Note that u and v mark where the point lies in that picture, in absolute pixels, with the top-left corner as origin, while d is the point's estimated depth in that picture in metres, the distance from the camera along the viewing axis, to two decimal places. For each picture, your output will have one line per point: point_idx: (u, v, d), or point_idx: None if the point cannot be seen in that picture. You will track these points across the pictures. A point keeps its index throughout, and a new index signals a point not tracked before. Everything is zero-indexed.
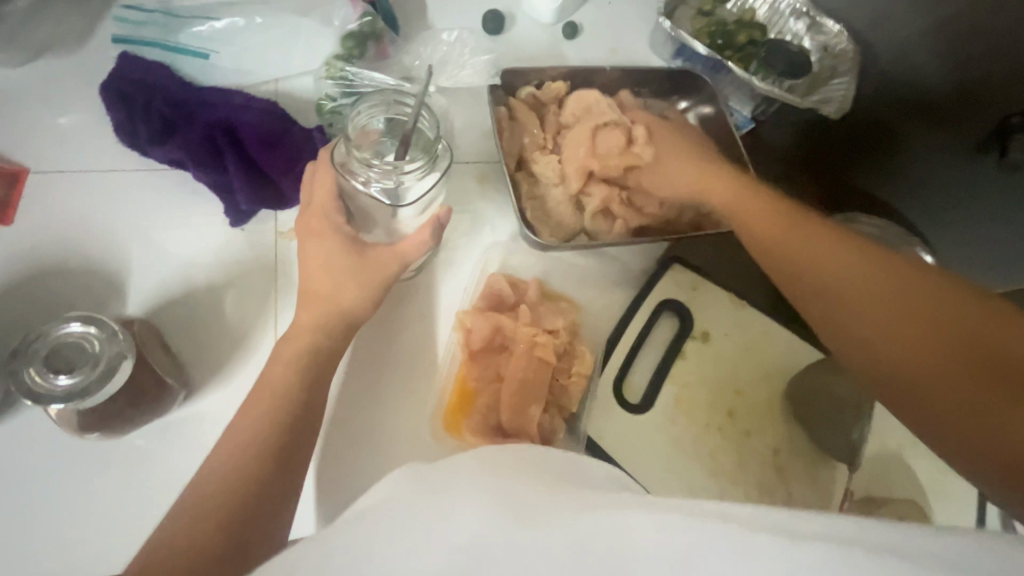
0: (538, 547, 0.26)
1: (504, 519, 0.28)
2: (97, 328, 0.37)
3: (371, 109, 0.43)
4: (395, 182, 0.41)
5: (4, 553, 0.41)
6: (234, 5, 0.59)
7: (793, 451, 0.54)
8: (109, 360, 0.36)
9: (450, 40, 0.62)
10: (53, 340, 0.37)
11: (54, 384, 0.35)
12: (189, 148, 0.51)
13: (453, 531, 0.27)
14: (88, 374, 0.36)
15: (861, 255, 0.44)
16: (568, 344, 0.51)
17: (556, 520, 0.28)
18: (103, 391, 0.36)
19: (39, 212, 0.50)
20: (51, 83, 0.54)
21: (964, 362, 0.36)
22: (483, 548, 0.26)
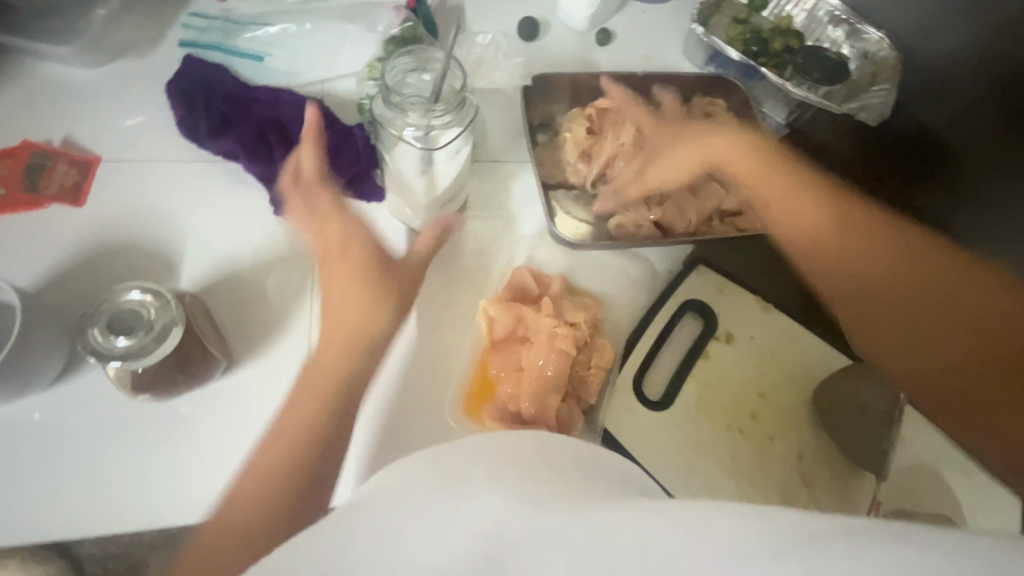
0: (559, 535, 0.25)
1: (520, 503, 0.28)
2: (153, 296, 0.41)
3: (404, 63, 0.47)
4: (427, 127, 0.45)
5: (65, 501, 0.45)
6: (289, 14, 0.64)
7: (819, 461, 0.52)
8: (163, 324, 0.40)
9: (485, 42, 0.66)
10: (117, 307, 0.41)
11: (115, 345, 0.39)
12: (242, 141, 0.55)
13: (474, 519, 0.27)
14: (144, 337, 0.40)
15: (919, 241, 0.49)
16: (588, 337, 0.51)
17: (570, 505, 0.28)
18: (156, 353, 0.40)
19: (108, 196, 0.55)
20: (124, 82, 0.60)
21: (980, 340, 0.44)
22: (507, 534, 0.26)
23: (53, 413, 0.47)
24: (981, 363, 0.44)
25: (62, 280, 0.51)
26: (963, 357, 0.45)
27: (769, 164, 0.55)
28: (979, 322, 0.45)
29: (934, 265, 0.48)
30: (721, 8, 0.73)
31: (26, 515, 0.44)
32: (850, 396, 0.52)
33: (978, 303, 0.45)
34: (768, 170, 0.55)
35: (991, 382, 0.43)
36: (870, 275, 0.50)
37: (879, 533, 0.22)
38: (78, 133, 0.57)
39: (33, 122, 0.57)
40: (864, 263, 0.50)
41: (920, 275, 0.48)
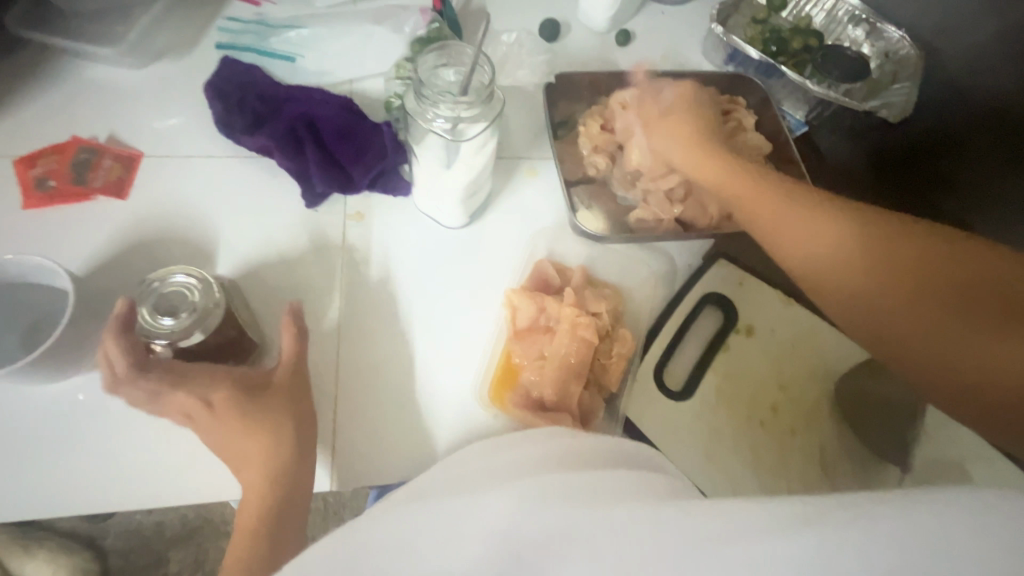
0: (583, 532, 0.29)
1: (538, 502, 0.32)
2: (197, 280, 0.43)
3: (435, 58, 0.49)
4: (454, 120, 0.47)
5: (109, 475, 0.47)
6: (320, 17, 0.67)
7: (841, 453, 0.52)
8: (205, 308, 0.42)
9: (510, 41, 0.68)
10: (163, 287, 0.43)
11: (161, 324, 0.42)
12: (275, 137, 0.57)
13: (493, 524, 0.30)
14: (188, 320, 0.42)
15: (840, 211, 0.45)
16: (609, 326, 0.52)
17: (598, 507, 0.30)
18: (200, 333, 0.42)
19: (149, 189, 0.57)
20: (165, 82, 0.63)
21: (957, 299, 0.39)
22: (527, 532, 0.29)
23: (96, 395, 0.49)
24: (937, 310, 0.39)
25: (106, 268, 0.53)
26: (952, 320, 0.38)
27: (716, 156, 0.53)
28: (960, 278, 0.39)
29: (888, 234, 0.43)
30: (741, 8, 0.74)
31: (74, 488, 0.47)
32: (872, 389, 0.54)
33: (947, 259, 0.40)
34: (714, 168, 0.53)
35: (983, 339, 0.37)
36: (835, 248, 0.44)
37: (894, 516, 0.24)
38: (122, 130, 0.60)
39: (79, 119, 0.60)
40: (825, 237, 0.44)
41: (865, 244, 0.43)
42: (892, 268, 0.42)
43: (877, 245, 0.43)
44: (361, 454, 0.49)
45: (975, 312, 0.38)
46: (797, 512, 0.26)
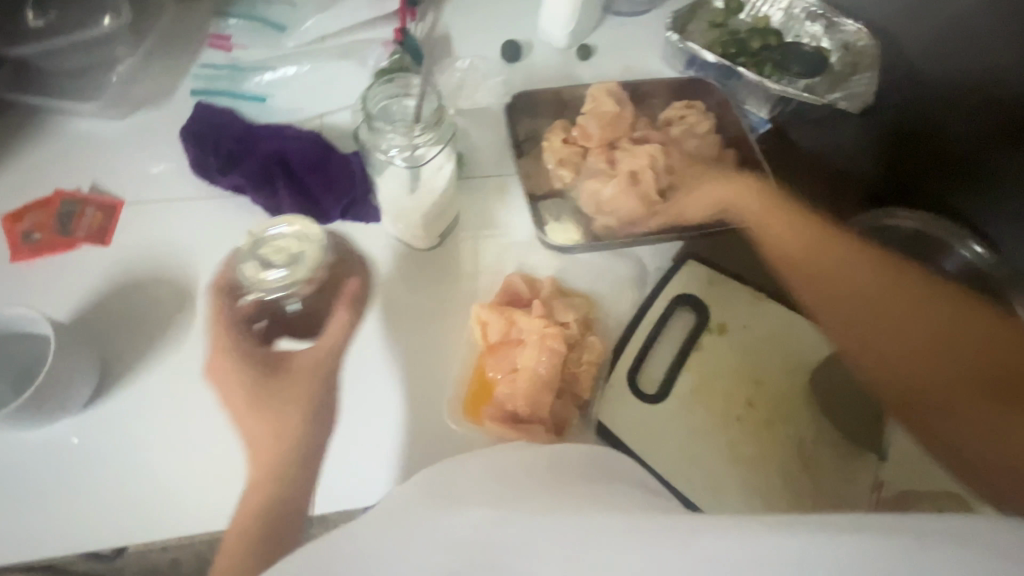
0: (549, 531, 0.29)
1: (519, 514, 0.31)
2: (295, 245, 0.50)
3: (383, 91, 0.51)
4: (411, 148, 0.49)
5: (96, 513, 0.48)
6: (289, 58, 0.70)
7: (821, 444, 0.52)
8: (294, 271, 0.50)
9: (464, 67, 0.71)
10: (258, 244, 0.51)
11: (267, 278, 0.49)
12: (248, 176, 0.60)
13: (462, 527, 0.30)
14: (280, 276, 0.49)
15: (877, 269, 0.54)
16: (578, 335, 0.53)
17: (570, 515, 0.31)
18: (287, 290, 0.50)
19: (131, 234, 0.60)
20: (142, 130, 0.66)
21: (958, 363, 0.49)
22: (494, 537, 0.29)
23: (88, 437, 0.51)
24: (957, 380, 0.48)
25: (92, 313, 0.56)
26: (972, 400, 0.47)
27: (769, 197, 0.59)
28: (963, 349, 0.50)
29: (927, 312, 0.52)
30: (698, 14, 0.76)
31: (63, 528, 0.48)
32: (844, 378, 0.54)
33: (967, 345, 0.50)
34: (768, 207, 0.58)
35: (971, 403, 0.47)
36: (866, 301, 0.53)
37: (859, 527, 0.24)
38: (104, 179, 0.63)
39: (63, 172, 0.63)
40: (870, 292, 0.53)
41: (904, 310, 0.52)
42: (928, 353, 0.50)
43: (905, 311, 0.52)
44: (341, 477, 0.50)
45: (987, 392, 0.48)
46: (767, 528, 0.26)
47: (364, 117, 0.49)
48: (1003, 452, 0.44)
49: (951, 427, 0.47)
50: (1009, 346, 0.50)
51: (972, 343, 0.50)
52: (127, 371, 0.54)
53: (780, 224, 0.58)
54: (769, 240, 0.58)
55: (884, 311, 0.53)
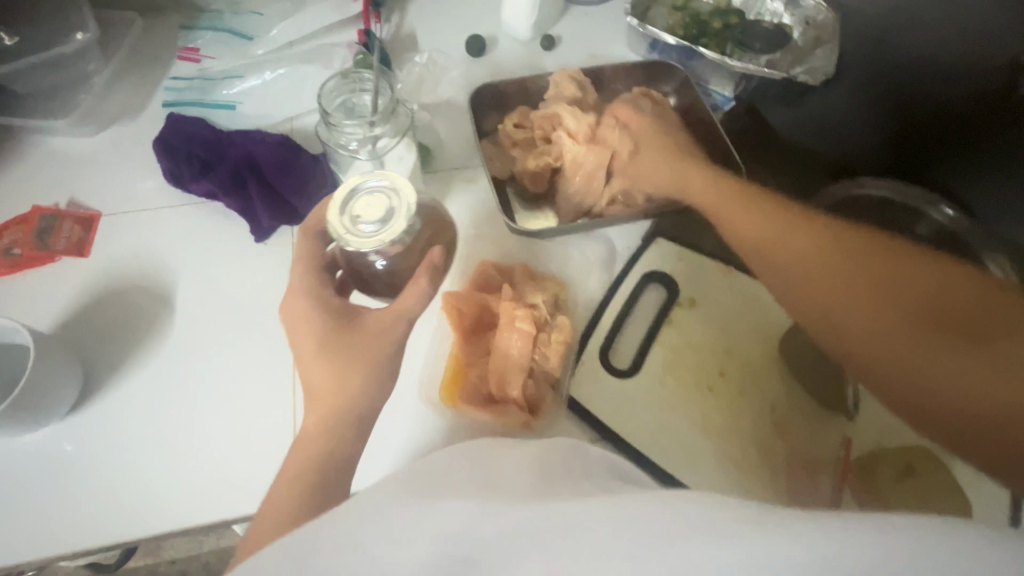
0: (530, 520, 0.26)
1: (498, 506, 0.27)
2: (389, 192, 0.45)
3: (340, 89, 0.52)
4: (373, 142, 0.50)
5: (88, 515, 0.50)
6: (258, 66, 0.71)
7: (792, 407, 0.53)
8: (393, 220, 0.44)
9: (423, 61, 0.72)
10: (358, 193, 0.45)
11: (365, 230, 0.44)
12: (219, 181, 0.61)
13: (446, 520, 0.27)
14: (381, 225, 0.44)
15: (829, 235, 0.48)
16: (548, 316, 0.54)
17: (555, 498, 0.28)
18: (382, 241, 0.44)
19: (109, 245, 0.61)
20: (117, 144, 0.67)
21: (928, 320, 0.42)
22: (481, 533, 0.26)
23: (78, 442, 0.53)
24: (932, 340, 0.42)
25: (75, 323, 0.57)
26: (956, 360, 0.40)
27: (705, 177, 0.56)
28: (933, 302, 0.43)
29: (890, 267, 0.45)
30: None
31: (55, 530, 0.50)
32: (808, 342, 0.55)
33: (948, 296, 0.43)
34: (702, 187, 0.56)
35: (947, 364, 0.40)
36: (816, 273, 0.47)
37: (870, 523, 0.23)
38: (82, 194, 0.64)
39: (41, 188, 0.64)
40: (818, 257, 0.47)
41: (862, 269, 0.46)
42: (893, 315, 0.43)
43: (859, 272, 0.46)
44: None
45: (969, 347, 0.40)
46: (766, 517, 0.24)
47: (323, 113, 0.51)
48: (972, 405, 0.39)
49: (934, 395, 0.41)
50: (989, 297, 0.42)
51: (947, 292, 0.43)
52: (112, 378, 0.55)
53: (718, 196, 0.54)
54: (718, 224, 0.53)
55: (837, 280, 0.46)
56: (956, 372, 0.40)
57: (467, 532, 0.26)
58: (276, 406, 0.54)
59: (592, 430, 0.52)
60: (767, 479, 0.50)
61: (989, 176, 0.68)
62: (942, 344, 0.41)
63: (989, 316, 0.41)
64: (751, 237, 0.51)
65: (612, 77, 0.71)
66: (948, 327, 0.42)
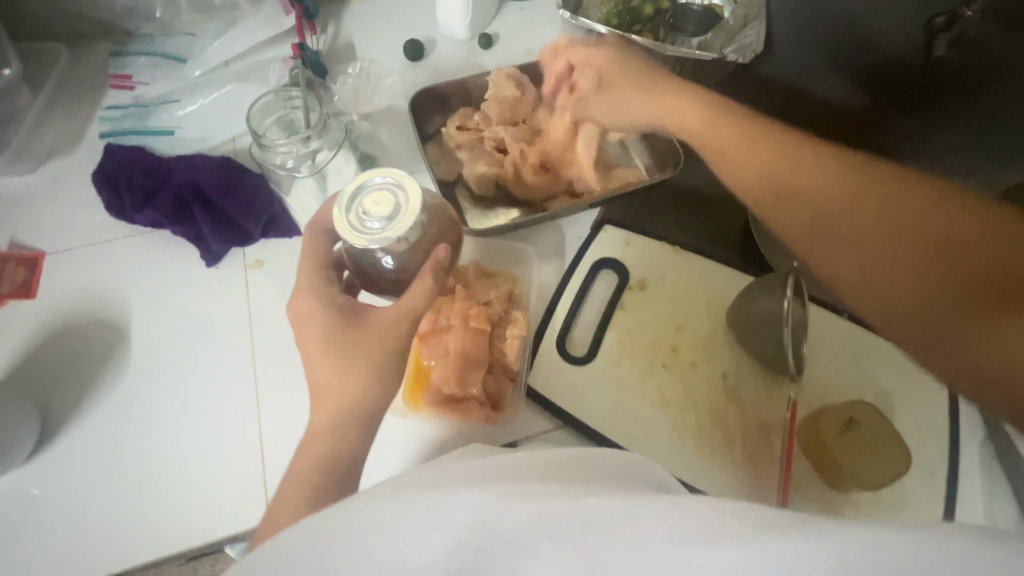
0: (523, 506, 0.27)
1: (503, 497, 0.28)
2: (394, 195, 0.45)
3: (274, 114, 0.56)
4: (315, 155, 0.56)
5: (62, 555, 0.50)
6: (193, 87, 0.70)
7: (742, 375, 0.56)
8: (397, 227, 0.44)
9: (356, 72, 0.72)
10: (363, 191, 0.45)
11: (371, 226, 0.44)
12: (163, 210, 0.60)
13: (457, 512, 0.27)
14: (384, 232, 0.44)
15: (847, 172, 0.45)
16: (502, 311, 0.55)
17: (558, 493, 0.29)
18: (381, 242, 0.44)
19: (57, 283, 0.60)
20: (55, 179, 0.66)
21: (951, 276, 0.40)
22: (498, 525, 0.26)
23: (45, 485, 0.53)
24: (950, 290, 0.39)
25: (29, 365, 0.56)
26: (971, 314, 0.38)
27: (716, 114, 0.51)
28: (962, 255, 0.40)
29: (912, 208, 0.42)
30: None
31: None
32: (748, 311, 0.54)
33: (972, 243, 0.40)
34: (700, 119, 0.52)
35: (978, 330, 0.37)
36: (834, 214, 0.44)
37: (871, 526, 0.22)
38: (23, 234, 0.63)
39: None
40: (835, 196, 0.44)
41: (881, 211, 0.43)
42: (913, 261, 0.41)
43: (883, 220, 0.43)
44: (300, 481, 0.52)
45: (984, 302, 0.38)
46: (745, 515, 0.25)
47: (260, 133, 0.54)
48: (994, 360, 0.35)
49: (948, 346, 0.39)
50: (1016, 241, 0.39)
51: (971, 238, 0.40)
52: (73, 417, 0.55)
53: (721, 134, 0.50)
54: (725, 174, 0.50)
55: (853, 230, 0.44)
56: (972, 327, 0.38)
57: (473, 530, 0.26)
58: (245, 427, 0.55)
59: (553, 417, 0.54)
60: (722, 446, 0.53)
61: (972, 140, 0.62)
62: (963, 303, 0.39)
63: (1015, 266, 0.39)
64: (765, 170, 0.47)
65: None
66: (969, 275, 0.39)
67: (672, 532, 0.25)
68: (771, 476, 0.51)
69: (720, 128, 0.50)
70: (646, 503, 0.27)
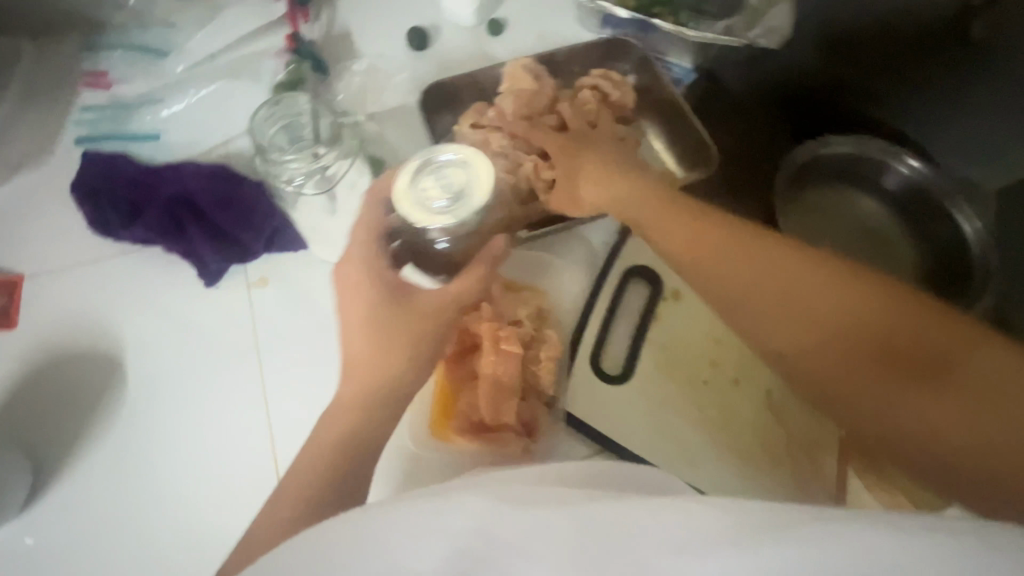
0: (549, 532, 0.28)
1: (505, 506, 0.30)
2: (467, 177, 0.42)
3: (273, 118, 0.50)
4: (325, 175, 0.52)
5: None
6: (176, 85, 0.64)
7: (786, 391, 0.53)
8: (462, 211, 0.41)
9: (362, 68, 0.66)
10: (432, 167, 0.42)
11: (434, 206, 0.40)
12: (154, 226, 0.55)
13: (464, 516, 0.29)
14: (447, 211, 0.40)
15: (752, 252, 0.43)
16: (533, 331, 0.51)
17: (565, 501, 0.31)
18: (440, 222, 0.40)
19: (40, 311, 0.55)
20: (29, 192, 0.60)
21: (881, 354, 0.38)
22: (497, 530, 0.28)
23: (41, 534, 0.48)
24: (881, 372, 0.38)
25: (17, 401, 0.52)
26: (905, 397, 0.37)
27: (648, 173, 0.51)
28: (880, 336, 0.38)
29: (822, 286, 0.40)
30: None
31: None
32: None
33: (890, 318, 0.39)
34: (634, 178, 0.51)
35: (910, 412, 0.37)
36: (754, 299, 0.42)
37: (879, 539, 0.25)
38: None
39: None
40: (748, 278, 0.43)
41: (798, 291, 0.41)
42: (838, 345, 0.39)
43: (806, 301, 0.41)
44: None
45: (912, 380, 0.37)
46: (734, 519, 0.27)
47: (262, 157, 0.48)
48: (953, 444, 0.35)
49: (897, 431, 0.38)
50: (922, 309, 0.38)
51: (888, 307, 0.39)
52: (66, 458, 0.50)
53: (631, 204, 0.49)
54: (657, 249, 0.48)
55: (782, 310, 0.41)
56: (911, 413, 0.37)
57: (483, 536, 0.28)
58: (255, 465, 0.50)
59: (593, 443, 0.50)
60: (769, 467, 0.50)
61: (986, 130, 0.64)
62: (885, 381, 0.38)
63: (934, 335, 0.37)
64: (679, 246, 0.46)
65: (567, 59, 0.67)
66: (897, 354, 0.38)
67: (681, 539, 0.27)
68: (822, 497, 0.49)
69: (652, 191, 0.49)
70: (644, 505, 0.29)
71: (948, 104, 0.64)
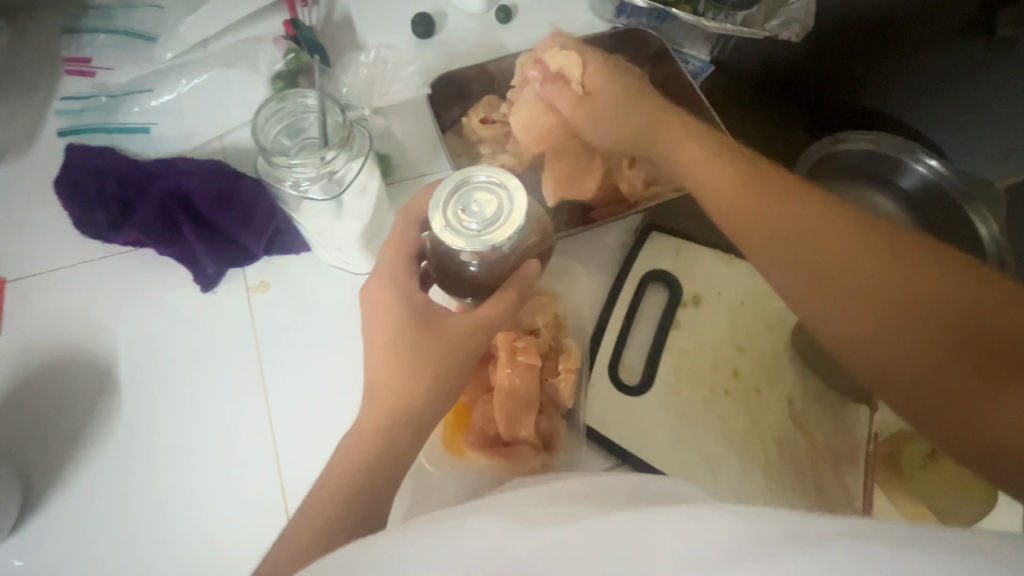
0: (566, 550, 0.25)
1: (519, 525, 0.27)
2: (502, 199, 0.37)
3: (276, 113, 0.44)
4: (330, 175, 0.44)
5: None
6: (164, 72, 0.60)
7: (809, 401, 0.51)
8: (497, 239, 0.35)
9: (370, 60, 0.62)
10: (464, 188, 0.37)
11: (467, 228, 0.35)
12: (145, 226, 0.51)
13: (477, 537, 0.26)
14: (479, 236, 0.35)
15: (825, 210, 0.39)
16: (551, 340, 0.49)
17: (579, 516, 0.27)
18: (470, 246, 0.35)
19: (25, 318, 0.51)
20: (10, 189, 0.56)
21: (957, 336, 0.33)
22: (514, 553, 0.25)
23: (31, 554, 0.46)
24: (952, 354, 0.33)
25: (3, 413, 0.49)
26: (978, 383, 0.32)
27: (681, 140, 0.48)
28: (960, 316, 0.34)
29: (900, 255, 0.36)
30: None
31: None
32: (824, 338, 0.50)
33: (974, 300, 0.34)
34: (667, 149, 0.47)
35: (981, 402, 0.32)
36: (817, 256, 0.38)
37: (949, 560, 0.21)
38: None
39: None
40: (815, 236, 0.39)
41: (870, 256, 0.37)
42: (905, 317, 0.35)
43: (879, 277, 0.36)
44: None
45: (988, 369, 0.32)
46: (769, 524, 0.24)
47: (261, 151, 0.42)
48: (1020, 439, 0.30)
49: (959, 420, 0.32)
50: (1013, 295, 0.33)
51: (971, 286, 0.34)
52: (57, 474, 0.48)
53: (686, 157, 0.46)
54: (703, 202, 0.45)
55: (858, 271, 0.37)
56: (983, 402, 0.32)
57: (494, 556, 0.25)
58: (257, 481, 0.48)
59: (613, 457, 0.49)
60: (793, 480, 0.49)
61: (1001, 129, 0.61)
62: (967, 366, 0.33)
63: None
64: (734, 202, 0.42)
65: None
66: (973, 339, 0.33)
67: (698, 554, 0.24)
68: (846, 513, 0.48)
69: (684, 160, 0.46)
70: (668, 512, 0.26)
71: (967, 99, 0.60)
